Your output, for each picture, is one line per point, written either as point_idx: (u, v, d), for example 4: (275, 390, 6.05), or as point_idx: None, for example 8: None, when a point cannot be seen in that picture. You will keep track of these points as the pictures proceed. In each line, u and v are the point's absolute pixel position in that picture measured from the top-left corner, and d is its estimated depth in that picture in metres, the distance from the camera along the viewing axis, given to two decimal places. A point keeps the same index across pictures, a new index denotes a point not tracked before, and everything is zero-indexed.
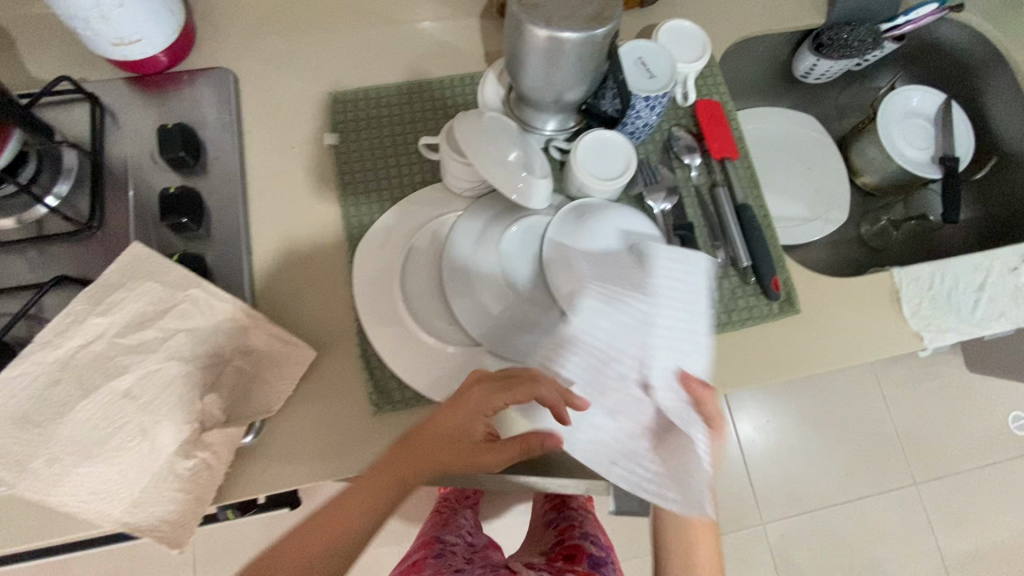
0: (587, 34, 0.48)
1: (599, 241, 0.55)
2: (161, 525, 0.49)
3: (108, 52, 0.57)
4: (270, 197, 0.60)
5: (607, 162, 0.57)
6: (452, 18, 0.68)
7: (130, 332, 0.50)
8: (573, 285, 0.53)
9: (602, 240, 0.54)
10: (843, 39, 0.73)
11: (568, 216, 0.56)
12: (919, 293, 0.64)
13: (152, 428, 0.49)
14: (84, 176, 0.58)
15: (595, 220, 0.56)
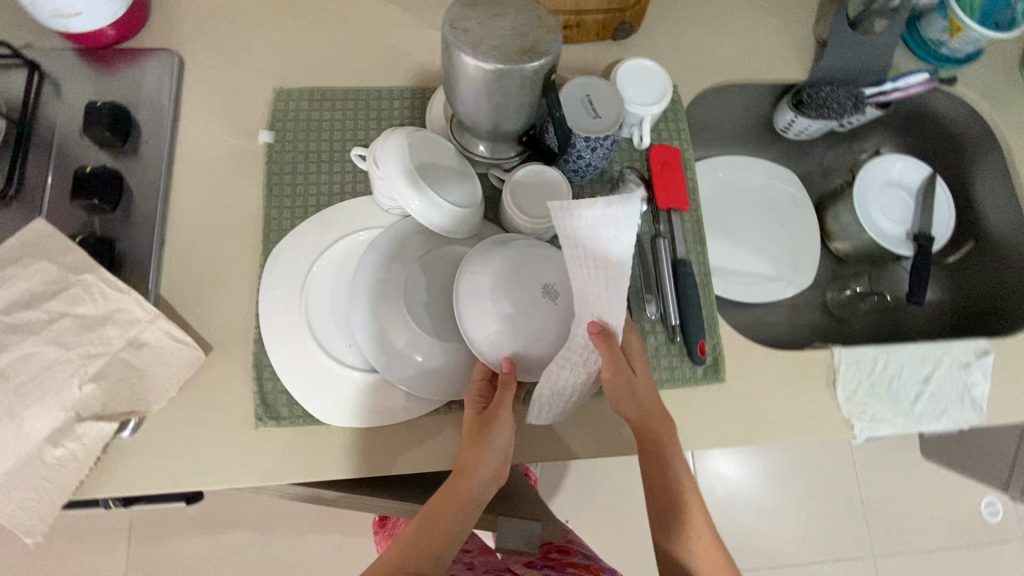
0: (517, 68, 0.46)
1: (512, 281, 0.51)
2: (15, 513, 0.47)
3: (48, 22, 0.56)
4: (194, 188, 0.58)
5: (537, 199, 0.55)
6: (415, 29, 0.66)
7: (17, 310, 0.49)
8: (480, 319, 0.51)
9: (514, 276, 0.52)
10: (822, 99, 0.70)
11: (484, 246, 0.54)
12: (857, 378, 0.61)
13: (21, 411, 0.48)
14: (10, 142, 0.57)
15: (509, 253, 0.52)
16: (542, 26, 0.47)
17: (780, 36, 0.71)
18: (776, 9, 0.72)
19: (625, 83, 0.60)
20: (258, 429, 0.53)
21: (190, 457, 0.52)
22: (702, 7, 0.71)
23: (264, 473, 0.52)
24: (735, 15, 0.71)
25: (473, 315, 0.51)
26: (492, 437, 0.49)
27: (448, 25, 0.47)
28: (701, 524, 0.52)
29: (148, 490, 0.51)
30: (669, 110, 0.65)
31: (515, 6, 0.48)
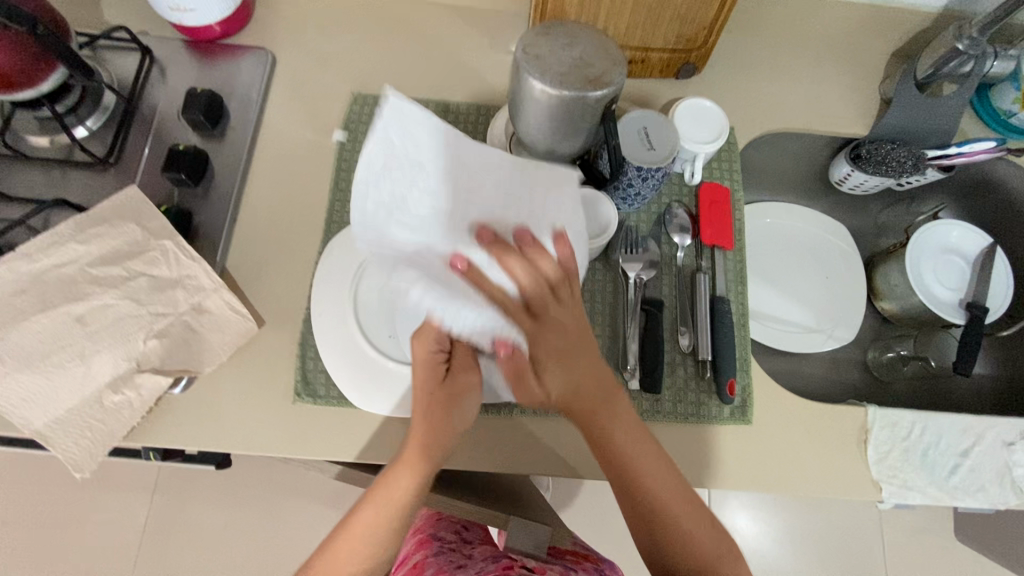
0: (580, 94, 0.48)
1: (529, 234, 0.44)
2: (73, 447, 0.51)
3: (167, 13, 0.63)
4: (270, 174, 0.63)
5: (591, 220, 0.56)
6: (489, 50, 0.70)
7: (102, 264, 0.54)
8: (480, 228, 0.44)
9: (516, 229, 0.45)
10: (882, 155, 0.70)
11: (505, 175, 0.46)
12: (891, 440, 0.59)
13: (92, 355, 0.52)
14: (116, 116, 0.63)
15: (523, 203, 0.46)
16: (609, 58, 0.50)
17: (846, 90, 0.72)
18: (844, 63, 0.73)
19: (683, 119, 0.61)
20: (295, 404, 0.56)
21: (231, 420, 0.55)
22: (768, 55, 0.72)
23: (295, 446, 0.55)
24: (801, 65, 0.72)
25: (472, 209, 0.45)
26: (463, 402, 0.50)
27: (521, 50, 0.50)
28: (670, 484, 0.50)
29: (189, 446, 0.55)
30: (724, 150, 0.66)
31: (585, 36, 0.51)
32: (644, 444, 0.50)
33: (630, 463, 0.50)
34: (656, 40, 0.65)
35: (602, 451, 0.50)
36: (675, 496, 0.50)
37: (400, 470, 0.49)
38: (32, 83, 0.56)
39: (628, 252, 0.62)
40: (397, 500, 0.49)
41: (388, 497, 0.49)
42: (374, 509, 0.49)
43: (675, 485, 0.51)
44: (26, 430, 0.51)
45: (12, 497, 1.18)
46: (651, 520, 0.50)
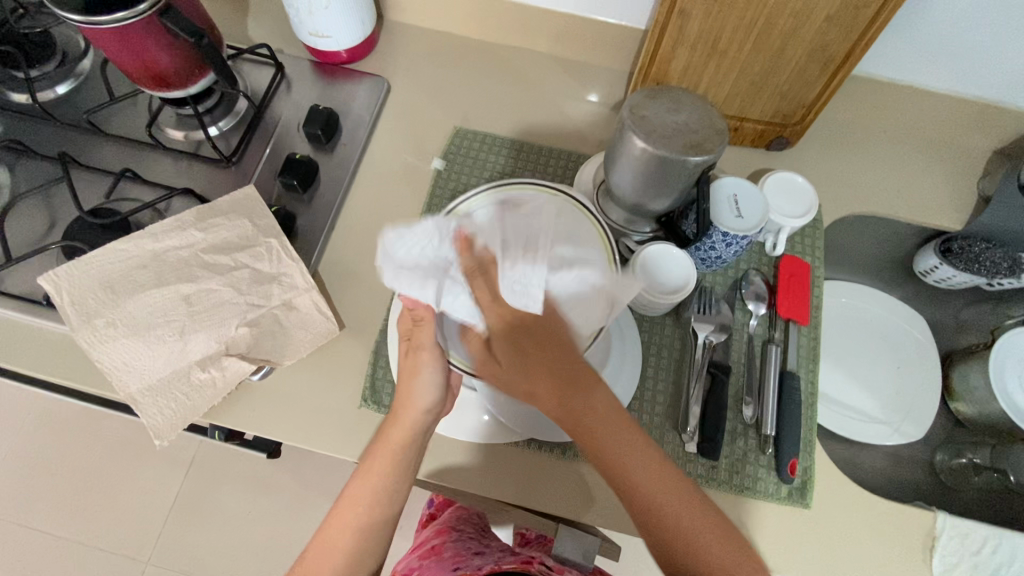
0: (680, 157, 0.50)
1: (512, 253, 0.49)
2: (157, 415, 0.55)
3: (304, 37, 0.70)
4: (370, 191, 0.69)
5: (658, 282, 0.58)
6: (587, 104, 0.74)
7: (213, 252, 0.59)
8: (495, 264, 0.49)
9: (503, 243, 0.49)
10: (973, 253, 0.70)
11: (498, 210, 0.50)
12: (960, 552, 0.55)
13: (189, 333, 0.57)
14: (244, 121, 0.70)
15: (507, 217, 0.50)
16: (712, 126, 0.51)
17: (941, 181, 0.71)
18: (941, 154, 0.72)
19: (773, 191, 0.62)
20: (361, 409, 0.59)
21: (300, 414, 0.58)
22: (863, 138, 0.73)
23: (353, 449, 0.57)
24: (896, 151, 0.72)
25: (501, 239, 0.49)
26: (414, 382, 0.51)
27: (628, 110, 0.53)
28: (681, 500, 0.48)
29: (258, 432, 0.58)
30: (808, 226, 0.66)
31: (693, 103, 0.53)
32: (642, 463, 0.49)
33: (638, 491, 0.48)
34: (754, 111, 0.67)
35: (617, 482, 0.48)
36: (689, 515, 0.48)
37: (386, 460, 0.52)
38: (183, 86, 0.63)
39: (699, 312, 0.62)
40: (376, 492, 0.52)
41: (368, 479, 0.52)
42: (349, 504, 0.53)
43: (681, 494, 0.49)
44: (120, 393, 0.55)
45: (80, 447, 1.28)
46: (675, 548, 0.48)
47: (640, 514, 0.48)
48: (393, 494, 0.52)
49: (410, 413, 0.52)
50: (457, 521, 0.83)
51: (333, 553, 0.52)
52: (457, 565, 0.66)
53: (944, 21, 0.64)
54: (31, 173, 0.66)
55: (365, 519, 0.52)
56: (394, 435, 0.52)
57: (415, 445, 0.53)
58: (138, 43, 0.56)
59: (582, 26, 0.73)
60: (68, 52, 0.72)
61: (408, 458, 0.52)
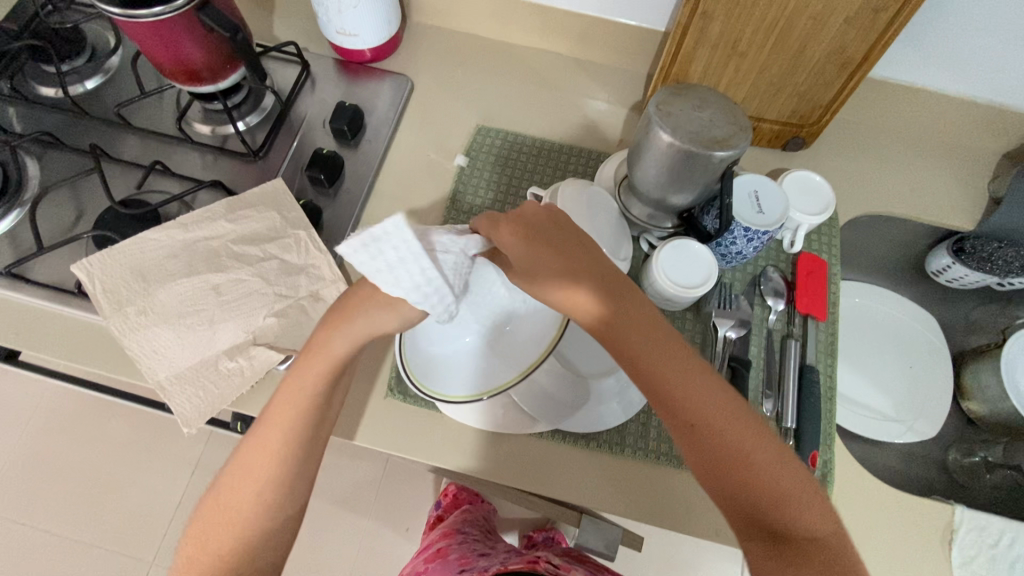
0: (706, 152, 0.51)
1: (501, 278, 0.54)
2: (186, 404, 0.55)
3: (331, 35, 0.71)
4: (394, 187, 0.70)
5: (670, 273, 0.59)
6: (606, 104, 0.76)
7: (242, 242, 0.60)
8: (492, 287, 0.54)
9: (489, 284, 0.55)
10: (986, 252, 0.71)
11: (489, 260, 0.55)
12: (978, 545, 0.56)
13: (218, 322, 0.57)
14: (270, 117, 0.71)
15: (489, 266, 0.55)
16: (737, 123, 0.53)
17: (953, 182, 0.73)
18: (951, 156, 0.74)
19: (792, 189, 0.63)
20: (386, 399, 0.59)
21: None
22: (875, 139, 0.74)
23: (379, 439, 0.58)
24: (908, 152, 0.74)
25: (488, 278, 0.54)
26: (355, 316, 0.46)
27: (654, 106, 0.54)
28: (729, 411, 0.40)
29: None
30: (825, 224, 0.68)
31: (717, 101, 0.54)
32: (675, 360, 0.41)
33: (677, 390, 0.40)
34: (771, 111, 0.68)
35: (643, 377, 0.42)
36: (740, 425, 0.40)
37: (314, 375, 0.46)
38: (214, 80, 0.64)
39: (719, 307, 0.63)
40: (264, 456, 0.45)
41: (292, 401, 0.46)
42: (268, 433, 0.46)
43: (727, 406, 0.40)
44: (149, 380, 0.56)
45: (88, 445, 1.28)
46: (732, 469, 0.39)
47: (682, 422, 0.40)
48: (315, 417, 0.46)
49: (322, 359, 0.46)
50: (464, 524, 0.83)
51: (245, 491, 0.45)
52: (463, 568, 0.66)
53: (957, 25, 0.66)
54: (60, 164, 0.67)
55: (287, 450, 0.45)
56: (333, 349, 0.46)
57: (317, 405, 0.47)
58: (175, 37, 0.57)
59: (603, 28, 0.74)
60: (97, 48, 0.73)
61: (307, 422, 0.46)
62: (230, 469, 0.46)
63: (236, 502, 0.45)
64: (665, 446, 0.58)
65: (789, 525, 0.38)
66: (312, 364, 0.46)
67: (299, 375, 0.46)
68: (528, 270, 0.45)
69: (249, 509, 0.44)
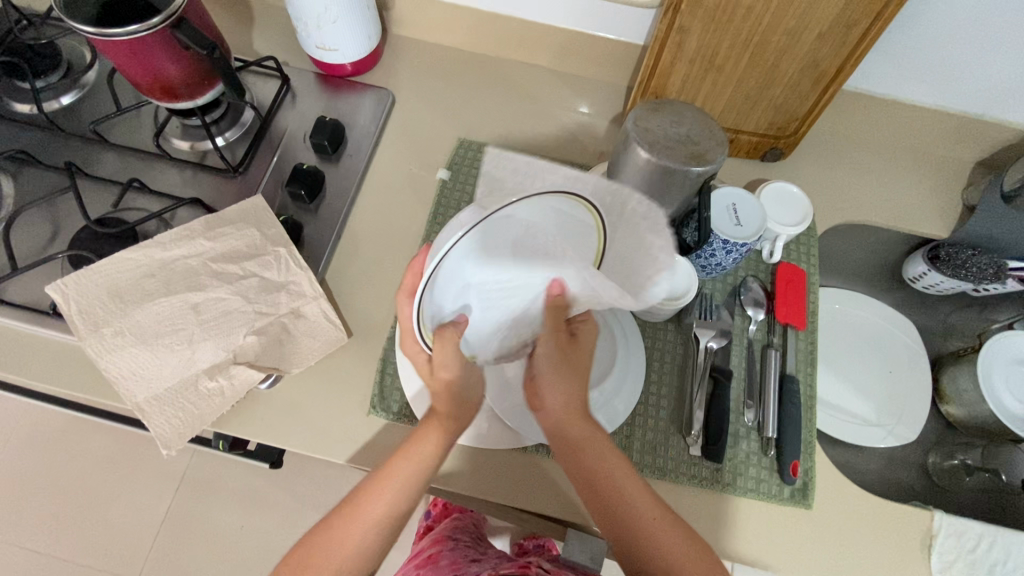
0: (683, 168, 0.52)
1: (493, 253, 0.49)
2: (165, 425, 0.54)
3: (311, 50, 0.71)
4: (377, 201, 0.70)
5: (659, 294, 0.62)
6: (588, 116, 0.76)
7: (222, 260, 0.59)
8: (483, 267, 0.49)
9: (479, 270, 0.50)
10: (960, 259, 0.72)
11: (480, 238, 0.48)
12: (957, 550, 0.57)
13: (198, 341, 0.57)
14: (250, 132, 0.71)
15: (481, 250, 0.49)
16: (713, 138, 0.53)
17: (928, 191, 0.74)
18: (926, 165, 0.75)
19: (770, 200, 0.64)
20: (370, 416, 0.59)
21: (308, 422, 0.59)
22: (852, 149, 0.76)
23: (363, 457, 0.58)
24: (884, 162, 0.75)
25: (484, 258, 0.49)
26: (454, 383, 0.51)
27: (631, 122, 0.55)
28: (664, 527, 0.50)
29: (266, 440, 0.58)
30: (803, 233, 0.69)
31: (693, 116, 0.55)
32: (627, 476, 0.51)
33: (624, 496, 0.51)
34: (749, 123, 0.69)
35: (589, 483, 0.51)
36: (676, 540, 0.49)
37: (430, 440, 0.52)
38: (192, 97, 0.64)
39: (700, 318, 0.63)
40: (380, 505, 0.51)
41: (397, 473, 0.51)
42: (371, 499, 0.51)
43: (663, 517, 0.50)
44: (128, 402, 0.55)
45: (70, 461, 1.26)
46: (649, 570, 0.49)
47: (616, 519, 0.50)
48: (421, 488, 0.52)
49: (451, 424, 0.52)
50: (454, 530, 0.83)
51: (343, 548, 0.50)
52: (456, 573, 0.66)
53: (929, 38, 0.67)
54: (35, 182, 0.66)
55: (392, 515, 0.51)
56: (444, 430, 0.52)
57: (436, 463, 0.53)
58: (150, 54, 0.57)
59: (583, 41, 0.75)
60: (73, 64, 0.72)
61: (423, 477, 0.52)
62: (329, 524, 0.51)
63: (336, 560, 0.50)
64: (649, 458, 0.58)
65: None
66: (433, 428, 0.52)
67: (414, 437, 0.52)
68: (550, 385, 0.52)
69: (352, 551, 0.50)
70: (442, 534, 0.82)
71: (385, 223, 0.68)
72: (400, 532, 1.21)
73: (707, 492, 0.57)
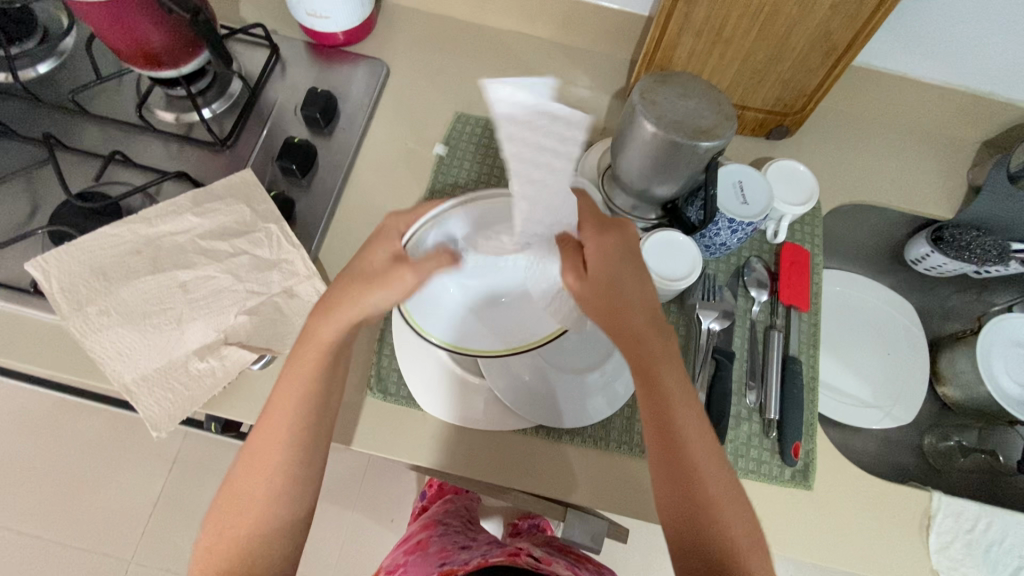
0: (691, 142, 0.50)
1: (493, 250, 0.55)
2: (153, 407, 0.53)
3: (301, 17, 0.68)
4: (371, 178, 0.67)
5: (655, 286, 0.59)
6: (590, 91, 0.74)
7: (210, 237, 0.57)
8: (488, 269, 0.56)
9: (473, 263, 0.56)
10: (965, 240, 0.71)
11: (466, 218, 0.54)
12: (954, 530, 0.57)
13: (187, 321, 0.55)
14: (239, 104, 0.68)
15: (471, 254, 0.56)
16: (722, 111, 0.51)
17: (933, 171, 0.73)
18: (931, 145, 0.74)
19: (776, 178, 0.63)
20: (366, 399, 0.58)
21: None
22: (858, 127, 0.74)
23: (359, 439, 0.57)
24: (890, 141, 0.74)
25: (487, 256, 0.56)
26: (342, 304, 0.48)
27: (638, 95, 0.52)
28: (726, 481, 0.46)
29: (258, 422, 0.57)
30: (808, 213, 0.67)
31: (701, 89, 0.53)
32: (686, 398, 0.47)
33: (683, 440, 0.46)
34: (755, 99, 0.67)
35: (662, 425, 0.46)
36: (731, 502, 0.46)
37: (309, 361, 0.48)
38: (175, 65, 0.61)
39: (703, 299, 0.62)
40: (272, 448, 0.47)
41: (288, 397, 0.47)
42: (265, 432, 0.47)
43: (715, 465, 0.46)
44: (114, 384, 0.53)
45: (59, 443, 1.24)
46: (701, 522, 0.45)
47: (676, 463, 0.46)
48: (314, 400, 0.48)
49: (316, 348, 0.48)
50: (444, 515, 0.82)
51: (258, 479, 0.47)
52: (443, 560, 0.65)
53: (941, 13, 0.65)
54: (12, 155, 0.63)
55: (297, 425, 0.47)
56: (322, 333, 0.48)
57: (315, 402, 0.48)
58: (128, 16, 0.53)
59: (585, 13, 0.72)
60: (50, 30, 0.68)
61: (298, 416, 0.47)
62: (248, 450, 0.48)
63: (253, 487, 0.47)
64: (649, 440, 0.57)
65: (715, 542, 0.45)
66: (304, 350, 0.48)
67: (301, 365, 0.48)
68: (589, 306, 0.48)
69: (256, 506, 0.46)
70: (430, 517, 0.81)
71: (380, 200, 0.66)
72: (395, 513, 1.21)
73: None
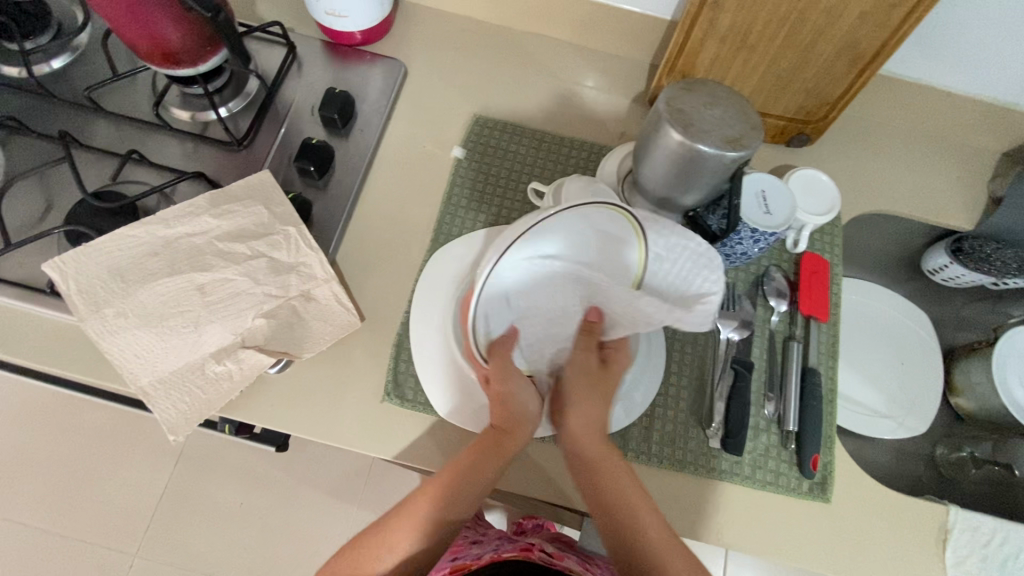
0: (718, 153, 0.50)
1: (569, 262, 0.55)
2: (171, 410, 0.52)
3: (319, 16, 0.67)
4: (388, 180, 0.67)
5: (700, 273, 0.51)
6: (609, 94, 0.73)
7: (228, 239, 0.56)
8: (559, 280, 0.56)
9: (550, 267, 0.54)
10: (984, 253, 0.72)
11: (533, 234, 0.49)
12: (970, 545, 0.57)
13: (205, 324, 0.54)
14: (255, 103, 0.67)
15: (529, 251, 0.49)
16: (749, 122, 0.51)
17: (953, 181, 0.72)
18: (952, 155, 0.74)
19: (798, 188, 0.62)
20: (383, 405, 0.57)
21: (319, 409, 0.57)
22: (878, 136, 0.73)
23: (376, 445, 0.56)
24: (911, 150, 0.73)
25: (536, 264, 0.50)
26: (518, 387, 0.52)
27: (664, 103, 0.52)
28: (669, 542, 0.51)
29: (275, 426, 0.56)
30: (828, 223, 0.67)
31: (729, 97, 0.52)
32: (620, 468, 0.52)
33: (625, 505, 0.51)
34: (778, 107, 0.67)
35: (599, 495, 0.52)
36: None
37: (482, 449, 0.52)
38: (193, 63, 0.60)
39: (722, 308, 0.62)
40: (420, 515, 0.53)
41: (450, 474, 0.53)
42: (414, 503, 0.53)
43: (658, 524, 0.52)
44: (131, 387, 0.53)
45: (65, 436, 1.24)
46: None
47: (619, 527, 0.51)
48: (469, 498, 0.53)
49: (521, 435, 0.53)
50: None
51: (399, 538, 0.52)
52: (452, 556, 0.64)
53: (968, 23, 0.65)
54: (27, 152, 0.62)
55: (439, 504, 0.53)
56: (508, 447, 0.53)
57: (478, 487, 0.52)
58: (148, 15, 0.53)
59: (606, 15, 0.71)
60: (64, 25, 0.67)
61: (467, 493, 0.52)
62: (387, 515, 0.54)
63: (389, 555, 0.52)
64: (667, 450, 0.57)
65: None
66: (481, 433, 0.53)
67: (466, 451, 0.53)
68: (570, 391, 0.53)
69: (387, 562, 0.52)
70: None
71: (397, 202, 0.66)
72: None
73: (728, 483, 0.57)
